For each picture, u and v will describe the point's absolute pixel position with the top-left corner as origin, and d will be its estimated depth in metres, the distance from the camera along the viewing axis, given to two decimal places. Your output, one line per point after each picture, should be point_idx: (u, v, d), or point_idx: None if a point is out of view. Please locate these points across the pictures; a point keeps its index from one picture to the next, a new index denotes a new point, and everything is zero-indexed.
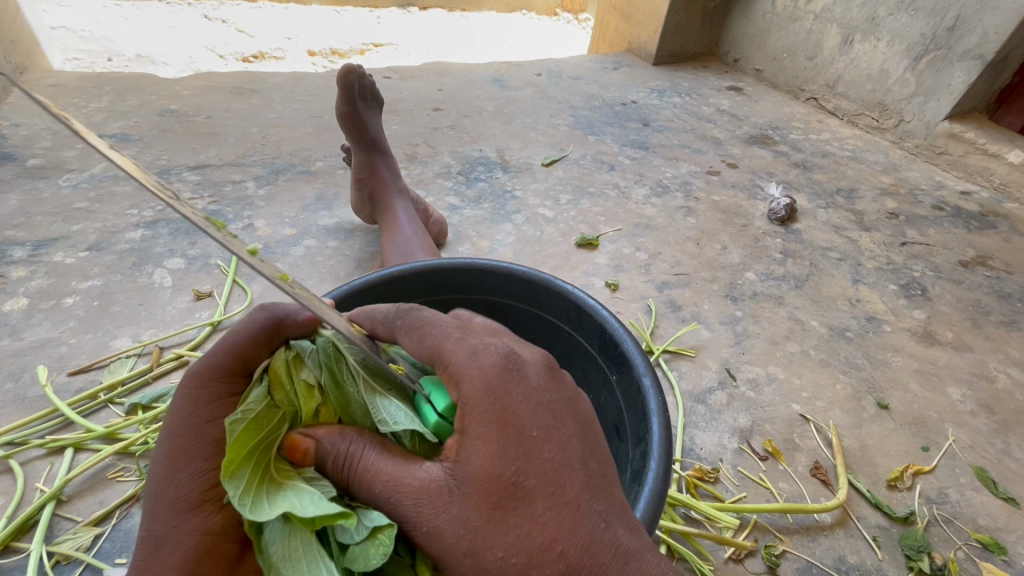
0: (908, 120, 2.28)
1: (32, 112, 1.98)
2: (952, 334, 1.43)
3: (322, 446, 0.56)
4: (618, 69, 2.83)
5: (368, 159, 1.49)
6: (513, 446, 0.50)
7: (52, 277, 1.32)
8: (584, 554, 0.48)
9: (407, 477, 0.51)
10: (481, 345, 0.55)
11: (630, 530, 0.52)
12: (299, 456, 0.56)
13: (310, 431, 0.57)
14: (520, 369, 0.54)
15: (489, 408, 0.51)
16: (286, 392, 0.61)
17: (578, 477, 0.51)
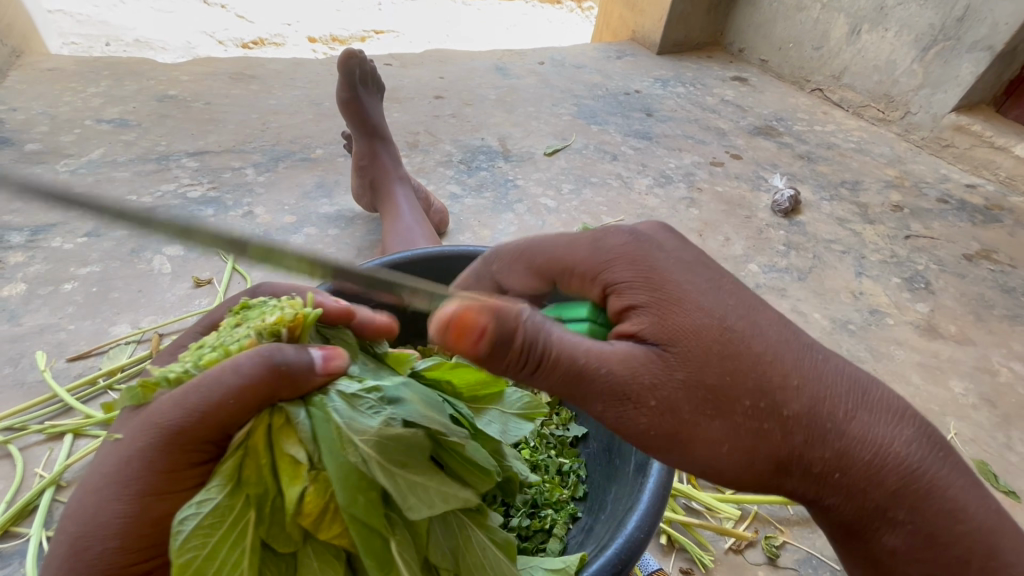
0: (914, 112, 2.26)
1: (29, 96, 1.95)
2: (955, 327, 1.43)
3: (506, 320, 0.53)
4: (621, 58, 2.79)
5: (368, 146, 1.47)
6: (689, 290, 0.56)
7: (50, 263, 1.31)
8: (786, 383, 0.55)
9: (609, 361, 0.54)
10: (608, 241, 0.61)
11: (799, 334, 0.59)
12: (471, 334, 0.52)
13: (483, 309, 0.53)
14: (649, 242, 0.61)
15: (651, 286, 0.57)
16: (268, 467, 0.58)
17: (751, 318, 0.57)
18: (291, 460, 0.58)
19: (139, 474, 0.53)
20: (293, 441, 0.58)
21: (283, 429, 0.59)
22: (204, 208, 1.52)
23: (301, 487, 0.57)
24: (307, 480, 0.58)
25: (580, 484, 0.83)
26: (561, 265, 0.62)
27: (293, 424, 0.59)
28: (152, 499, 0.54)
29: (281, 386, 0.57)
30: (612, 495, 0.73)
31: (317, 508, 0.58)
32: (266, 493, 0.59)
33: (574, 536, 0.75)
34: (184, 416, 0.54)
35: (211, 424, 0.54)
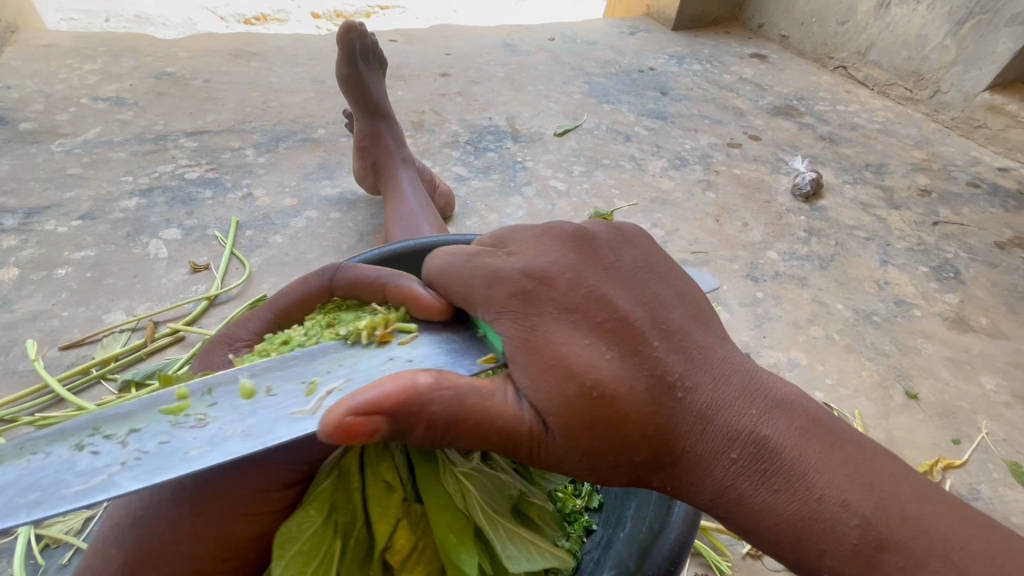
0: (944, 91, 2.14)
1: (24, 73, 1.90)
2: (986, 320, 1.36)
3: (402, 414, 0.45)
4: (635, 34, 2.68)
5: (370, 125, 1.41)
6: (567, 329, 0.52)
7: (44, 247, 1.27)
8: (680, 426, 0.52)
9: (509, 419, 0.49)
10: (536, 260, 0.57)
11: (687, 362, 0.54)
12: (363, 436, 0.44)
13: (373, 405, 0.44)
14: (539, 272, 0.56)
15: (564, 321, 0.53)
16: (359, 494, 0.61)
17: (665, 351, 0.54)
18: (385, 486, 0.61)
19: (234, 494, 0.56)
20: (389, 469, 0.61)
21: (380, 457, 0.62)
22: (202, 190, 1.47)
23: (394, 519, 0.60)
24: (399, 512, 0.60)
25: (595, 494, 0.77)
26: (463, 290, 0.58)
27: (390, 455, 0.62)
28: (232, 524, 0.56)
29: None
30: (634, 510, 0.65)
31: (405, 546, 0.59)
32: (352, 522, 0.60)
33: (590, 552, 0.70)
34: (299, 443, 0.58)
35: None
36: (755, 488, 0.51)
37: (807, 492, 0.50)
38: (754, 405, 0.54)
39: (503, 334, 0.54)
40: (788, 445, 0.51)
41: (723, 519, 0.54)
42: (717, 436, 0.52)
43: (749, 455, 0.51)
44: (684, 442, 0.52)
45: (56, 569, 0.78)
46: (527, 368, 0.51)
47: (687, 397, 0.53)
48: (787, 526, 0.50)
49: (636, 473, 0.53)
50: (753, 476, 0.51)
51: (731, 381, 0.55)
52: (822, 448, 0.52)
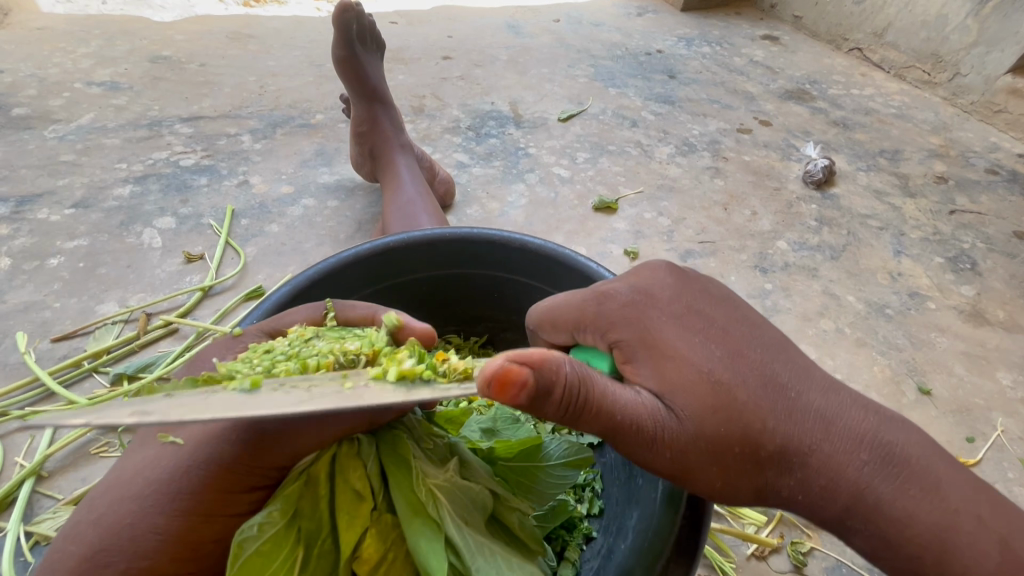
0: (964, 73, 2.06)
1: (17, 57, 1.86)
2: (1004, 313, 1.32)
3: (545, 371, 0.45)
4: (643, 15, 2.59)
5: (367, 110, 1.36)
6: (683, 334, 0.55)
7: (36, 236, 1.25)
8: (807, 430, 0.53)
9: (632, 403, 0.51)
10: (642, 281, 0.60)
11: (793, 368, 0.56)
12: (514, 389, 0.43)
13: (525, 355, 0.45)
14: (652, 290, 0.59)
15: (673, 324, 0.56)
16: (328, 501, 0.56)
17: (769, 356, 0.55)
18: (353, 494, 0.56)
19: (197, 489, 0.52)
20: (360, 476, 0.56)
21: (350, 461, 0.57)
22: (197, 177, 1.44)
23: (362, 528, 0.55)
24: (368, 521, 0.55)
25: (596, 499, 0.75)
26: (574, 312, 0.60)
27: (360, 460, 0.58)
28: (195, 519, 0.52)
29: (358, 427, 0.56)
30: (634, 521, 0.63)
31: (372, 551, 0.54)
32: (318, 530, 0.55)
33: (589, 561, 0.68)
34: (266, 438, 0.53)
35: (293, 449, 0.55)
36: (890, 493, 0.51)
37: (941, 501, 0.51)
38: (866, 413, 0.55)
39: (618, 340, 0.56)
40: (913, 451, 0.53)
41: (856, 531, 0.53)
42: (846, 440, 0.53)
43: (879, 458, 0.52)
44: (811, 445, 0.52)
45: None
46: (649, 361, 0.54)
47: (800, 397, 0.54)
48: (922, 530, 0.51)
49: (758, 476, 0.53)
50: (884, 478, 0.52)
51: (839, 391, 0.56)
52: (940, 460, 0.54)
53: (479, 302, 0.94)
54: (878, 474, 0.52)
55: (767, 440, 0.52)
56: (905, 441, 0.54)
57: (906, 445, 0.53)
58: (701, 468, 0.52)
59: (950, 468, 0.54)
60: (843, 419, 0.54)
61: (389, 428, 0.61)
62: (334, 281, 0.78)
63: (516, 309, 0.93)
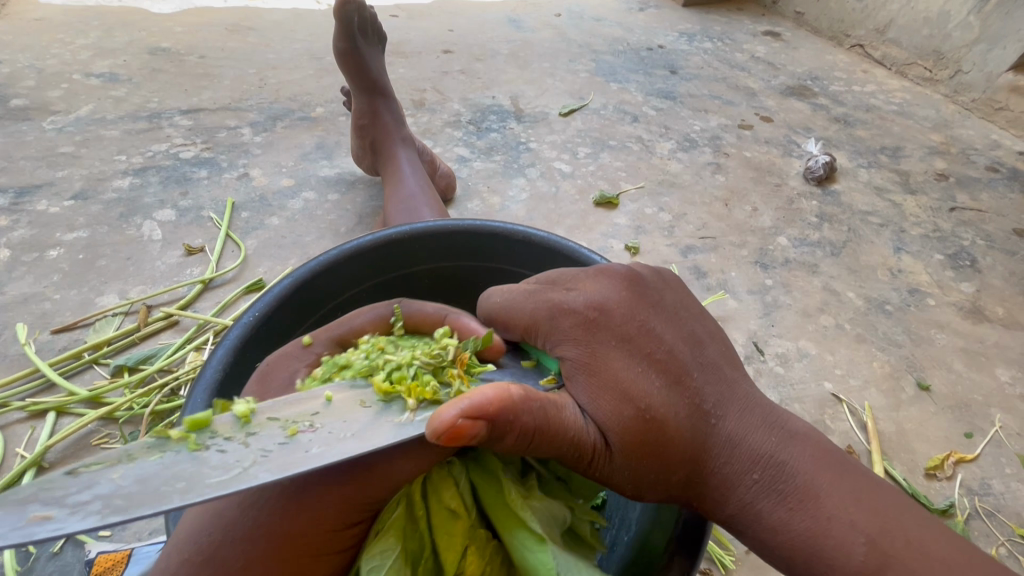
0: (966, 71, 2.06)
1: (15, 48, 1.84)
2: (1003, 310, 1.32)
3: (501, 420, 0.44)
4: (644, 11, 2.58)
5: (369, 104, 1.36)
6: (620, 356, 0.54)
7: (36, 228, 1.24)
8: (710, 448, 0.55)
9: (580, 429, 0.51)
10: (594, 293, 0.58)
11: (712, 390, 0.57)
12: (468, 438, 0.43)
13: (481, 408, 0.43)
14: (601, 304, 0.57)
15: (619, 351, 0.54)
16: (425, 523, 0.56)
17: (701, 379, 0.56)
18: (449, 512, 0.57)
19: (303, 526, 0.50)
20: (453, 496, 0.57)
21: (441, 478, 0.58)
22: (197, 169, 1.43)
23: (462, 544, 0.56)
24: (467, 537, 0.56)
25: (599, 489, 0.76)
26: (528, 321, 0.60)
27: (454, 477, 0.59)
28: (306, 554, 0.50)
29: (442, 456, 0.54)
30: (636, 514, 0.64)
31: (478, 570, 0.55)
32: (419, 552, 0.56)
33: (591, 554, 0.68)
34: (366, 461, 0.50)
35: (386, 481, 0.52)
36: (772, 507, 0.54)
37: (818, 512, 0.52)
38: (773, 431, 0.57)
39: (564, 356, 0.56)
40: (805, 469, 0.54)
41: (743, 536, 0.56)
42: (741, 458, 0.55)
43: (769, 478, 0.54)
44: (711, 461, 0.55)
45: (48, 557, 0.79)
46: (586, 385, 0.54)
47: (719, 424, 0.56)
48: (799, 542, 0.52)
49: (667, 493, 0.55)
50: (773, 498, 0.54)
51: (754, 410, 0.58)
52: (835, 476, 0.55)
53: (480, 294, 0.94)
54: (764, 489, 0.54)
55: (671, 459, 0.53)
56: (805, 462, 0.55)
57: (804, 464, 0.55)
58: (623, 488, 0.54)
59: (856, 492, 0.54)
60: (747, 438, 0.56)
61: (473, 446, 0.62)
62: (336, 272, 0.78)
63: None
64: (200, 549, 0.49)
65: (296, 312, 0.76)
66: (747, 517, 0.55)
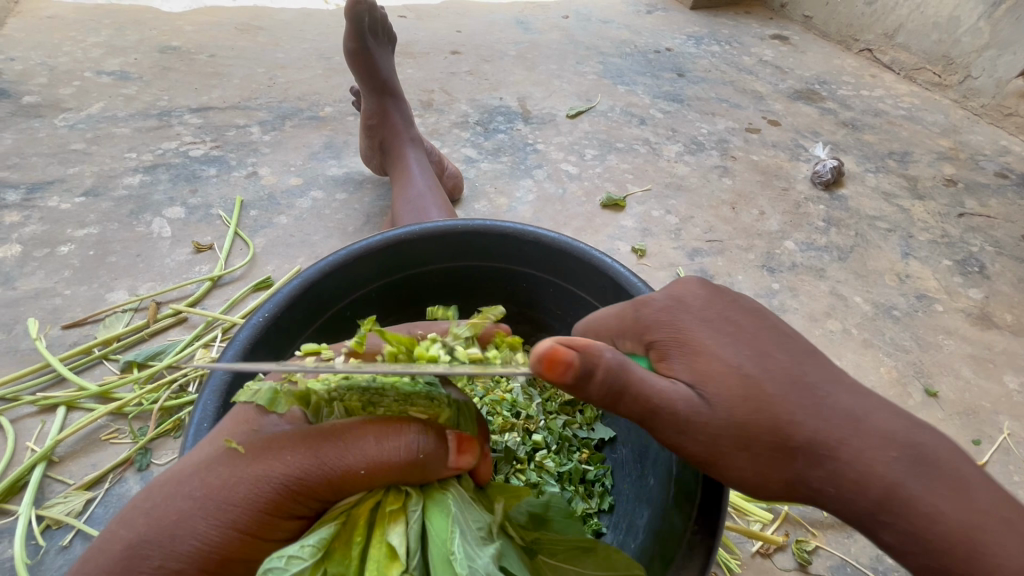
0: (975, 76, 2.05)
1: (27, 45, 1.86)
2: (1011, 316, 1.31)
3: (589, 355, 0.45)
4: (652, 13, 2.58)
5: (378, 104, 1.37)
6: (711, 336, 0.53)
7: (47, 224, 1.25)
8: (837, 423, 0.49)
9: (666, 393, 0.49)
10: (676, 290, 0.59)
11: (816, 365, 0.52)
12: (563, 369, 0.44)
13: (572, 341, 0.45)
14: (682, 297, 0.57)
15: (703, 326, 0.54)
16: (359, 548, 0.50)
17: (803, 358, 0.53)
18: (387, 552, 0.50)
19: (243, 506, 0.47)
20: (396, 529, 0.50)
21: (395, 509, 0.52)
22: (206, 167, 1.44)
23: None
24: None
25: (606, 495, 0.78)
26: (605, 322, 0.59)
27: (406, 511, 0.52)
28: (238, 537, 0.47)
29: (408, 476, 0.51)
30: (646, 520, 0.66)
31: None
32: None
33: None
34: (345, 456, 0.49)
35: (336, 484, 0.49)
36: (926, 491, 0.47)
37: (971, 502, 0.47)
38: (902, 415, 0.51)
39: (654, 340, 0.55)
40: (944, 451, 0.49)
41: (883, 531, 0.48)
42: (875, 435, 0.48)
43: (913, 458, 0.48)
44: (842, 439, 0.48)
45: (58, 550, 0.80)
46: (683, 360, 0.52)
47: (831, 396, 0.50)
48: (958, 536, 0.46)
49: (783, 469, 0.49)
50: (918, 478, 0.47)
51: (870, 393, 0.52)
52: (975, 465, 0.49)
53: (492, 296, 0.94)
54: (914, 473, 0.47)
55: (792, 433, 0.48)
56: (948, 448, 0.49)
57: (948, 451, 0.49)
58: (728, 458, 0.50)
59: (994, 484, 0.49)
60: (873, 417, 0.49)
61: (439, 483, 0.56)
62: (346, 272, 0.79)
63: (529, 302, 0.93)
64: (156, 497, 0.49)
65: (305, 313, 0.76)
66: (892, 510, 0.47)
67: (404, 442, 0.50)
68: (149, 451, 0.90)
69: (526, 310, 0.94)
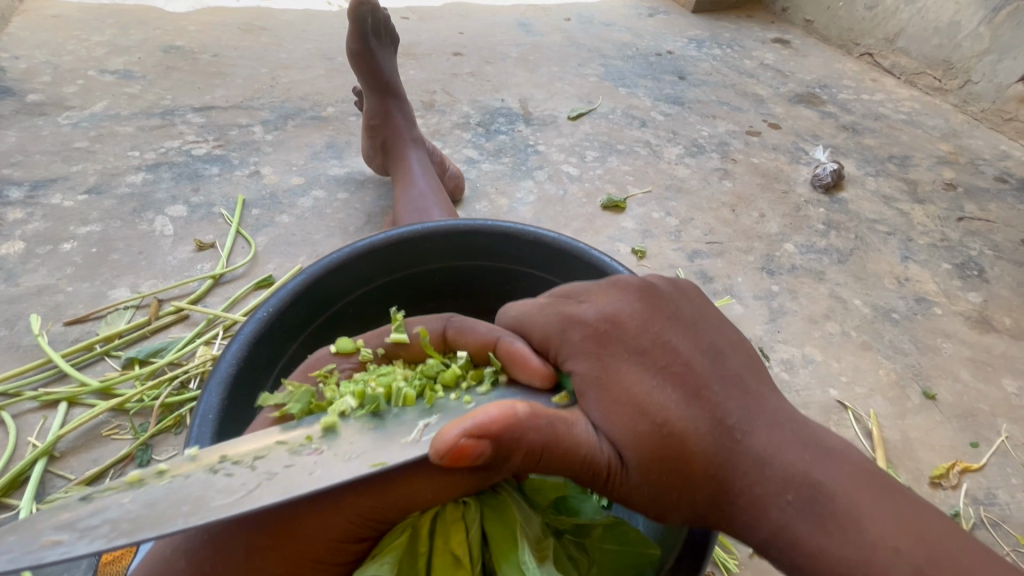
0: (976, 81, 2.05)
1: (32, 43, 1.87)
2: (1010, 320, 1.32)
3: (507, 437, 0.47)
4: (654, 16, 2.59)
5: (381, 104, 1.37)
6: (636, 373, 0.57)
7: (50, 221, 1.26)
8: (738, 463, 0.56)
9: (590, 445, 0.53)
10: (609, 307, 0.62)
11: (733, 402, 0.59)
12: (471, 458, 0.46)
13: (485, 428, 0.46)
14: (618, 321, 0.61)
15: (632, 360, 0.58)
16: (426, 558, 0.57)
17: (722, 393, 0.59)
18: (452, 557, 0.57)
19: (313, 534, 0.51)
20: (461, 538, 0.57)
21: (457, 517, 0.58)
22: (209, 166, 1.45)
23: None
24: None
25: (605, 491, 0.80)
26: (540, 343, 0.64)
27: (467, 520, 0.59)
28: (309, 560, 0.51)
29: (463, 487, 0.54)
30: None
31: None
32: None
33: None
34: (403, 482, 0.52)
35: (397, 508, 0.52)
36: (806, 527, 0.53)
37: (858, 537, 0.51)
38: (806, 449, 0.57)
39: (581, 367, 0.59)
40: (839, 487, 0.54)
41: (775, 560, 0.56)
42: (770, 474, 0.56)
43: (804, 497, 0.54)
44: (737, 477, 0.56)
45: None
46: (598, 399, 0.57)
47: (745, 439, 0.57)
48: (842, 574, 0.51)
49: (691, 505, 0.57)
50: (807, 519, 0.53)
51: (784, 427, 0.59)
52: (875, 494, 0.54)
53: (492, 295, 0.95)
54: (801, 506, 0.54)
55: (695, 472, 0.55)
56: (845, 479, 0.55)
57: (845, 483, 0.54)
58: (639, 499, 0.56)
59: (893, 508, 0.53)
60: (777, 456, 0.56)
61: (492, 490, 0.62)
62: (349, 269, 0.79)
63: None
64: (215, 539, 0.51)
65: (307, 309, 0.77)
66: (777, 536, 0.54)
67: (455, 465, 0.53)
68: (150, 447, 0.91)
69: None
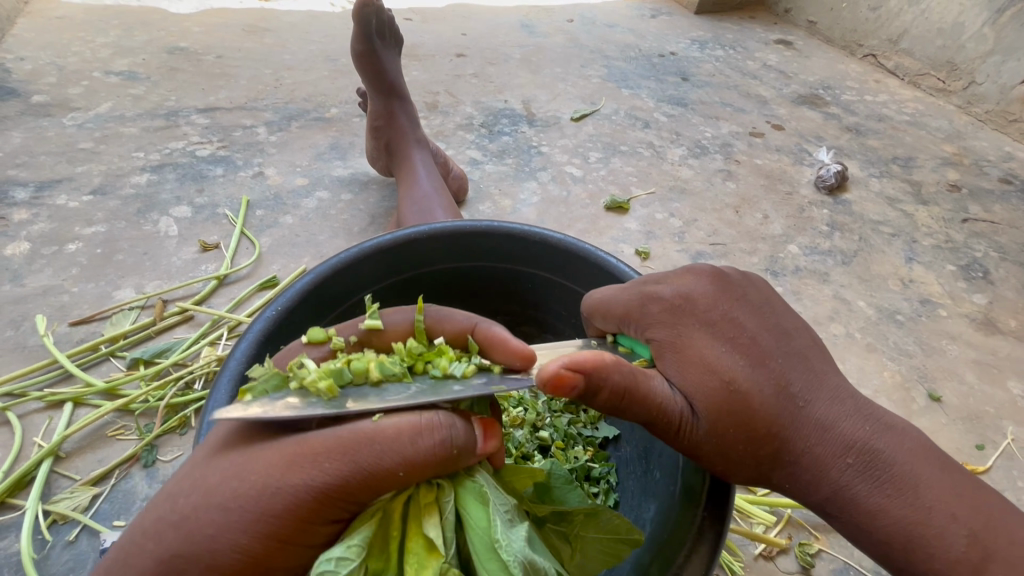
0: (979, 82, 2.05)
1: (37, 45, 1.87)
2: (1015, 322, 1.31)
3: (597, 376, 0.51)
4: (657, 17, 2.59)
5: (385, 105, 1.38)
6: (708, 344, 0.59)
7: (55, 221, 1.26)
8: (806, 433, 0.57)
9: (666, 399, 0.56)
10: (684, 286, 0.63)
11: (799, 374, 0.59)
12: (567, 390, 0.50)
13: (581, 362, 0.50)
14: (690, 297, 0.62)
15: (705, 333, 0.60)
16: (398, 543, 0.52)
17: (789, 365, 0.59)
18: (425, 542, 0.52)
19: (279, 513, 0.46)
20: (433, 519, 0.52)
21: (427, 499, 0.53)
22: (213, 167, 1.45)
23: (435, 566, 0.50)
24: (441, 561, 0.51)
25: (612, 492, 0.79)
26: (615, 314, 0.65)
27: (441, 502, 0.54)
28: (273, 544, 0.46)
29: (442, 471, 0.49)
30: (652, 512, 0.66)
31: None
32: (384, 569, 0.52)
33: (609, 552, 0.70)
34: (372, 457, 0.46)
35: (370, 486, 0.47)
36: (869, 492, 0.57)
37: (915, 501, 0.56)
38: (868, 420, 0.59)
39: (654, 338, 0.62)
40: (900, 458, 0.57)
41: (832, 517, 0.59)
42: (834, 441, 0.58)
43: (867, 462, 0.57)
44: (803, 443, 0.57)
45: (64, 545, 0.80)
46: (676, 362, 0.59)
47: (808, 406, 0.58)
48: (898, 532, 0.56)
49: (756, 468, 0.57)
50: (866, 479, 0.57)
51: (846, 400, 0.60)
52: (930, 465, 0.58)
53: (498, 296, 0.95)
54: (863, 471, 0.57)
55: (765, 438, 0.56)
56: (905, 449, 0.58)
57: (906, 454, 0.58)
58: (706, 455, 0.57)
59: (944, 477, 0.57)
60: (839, 424, 0.58)
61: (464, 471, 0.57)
62: (356, 270, 0.79)
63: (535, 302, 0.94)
64: (176, 511, 0.47)
65: (313, 310, 0.77)
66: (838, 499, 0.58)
67: (436, 440, 0.48)
68: (155, 447, 0.91)
69: (532, 310, 0.96)
